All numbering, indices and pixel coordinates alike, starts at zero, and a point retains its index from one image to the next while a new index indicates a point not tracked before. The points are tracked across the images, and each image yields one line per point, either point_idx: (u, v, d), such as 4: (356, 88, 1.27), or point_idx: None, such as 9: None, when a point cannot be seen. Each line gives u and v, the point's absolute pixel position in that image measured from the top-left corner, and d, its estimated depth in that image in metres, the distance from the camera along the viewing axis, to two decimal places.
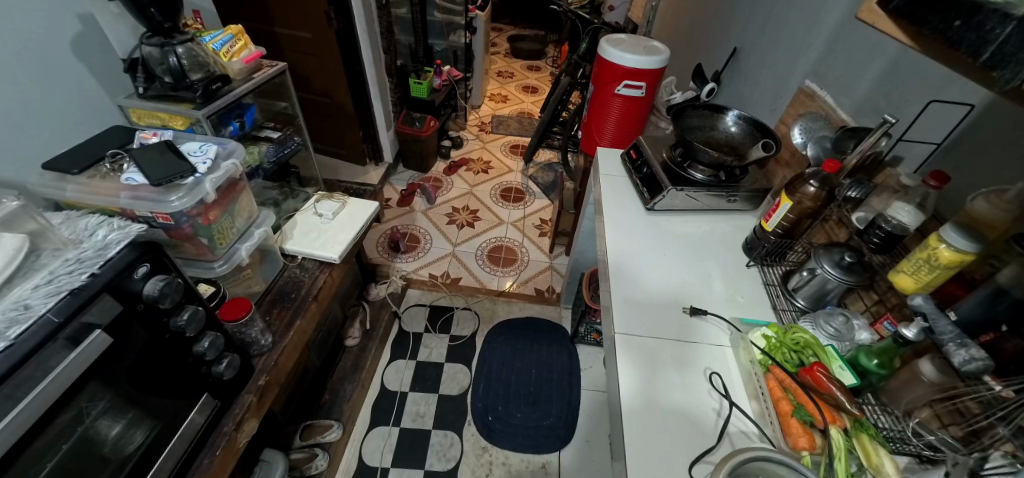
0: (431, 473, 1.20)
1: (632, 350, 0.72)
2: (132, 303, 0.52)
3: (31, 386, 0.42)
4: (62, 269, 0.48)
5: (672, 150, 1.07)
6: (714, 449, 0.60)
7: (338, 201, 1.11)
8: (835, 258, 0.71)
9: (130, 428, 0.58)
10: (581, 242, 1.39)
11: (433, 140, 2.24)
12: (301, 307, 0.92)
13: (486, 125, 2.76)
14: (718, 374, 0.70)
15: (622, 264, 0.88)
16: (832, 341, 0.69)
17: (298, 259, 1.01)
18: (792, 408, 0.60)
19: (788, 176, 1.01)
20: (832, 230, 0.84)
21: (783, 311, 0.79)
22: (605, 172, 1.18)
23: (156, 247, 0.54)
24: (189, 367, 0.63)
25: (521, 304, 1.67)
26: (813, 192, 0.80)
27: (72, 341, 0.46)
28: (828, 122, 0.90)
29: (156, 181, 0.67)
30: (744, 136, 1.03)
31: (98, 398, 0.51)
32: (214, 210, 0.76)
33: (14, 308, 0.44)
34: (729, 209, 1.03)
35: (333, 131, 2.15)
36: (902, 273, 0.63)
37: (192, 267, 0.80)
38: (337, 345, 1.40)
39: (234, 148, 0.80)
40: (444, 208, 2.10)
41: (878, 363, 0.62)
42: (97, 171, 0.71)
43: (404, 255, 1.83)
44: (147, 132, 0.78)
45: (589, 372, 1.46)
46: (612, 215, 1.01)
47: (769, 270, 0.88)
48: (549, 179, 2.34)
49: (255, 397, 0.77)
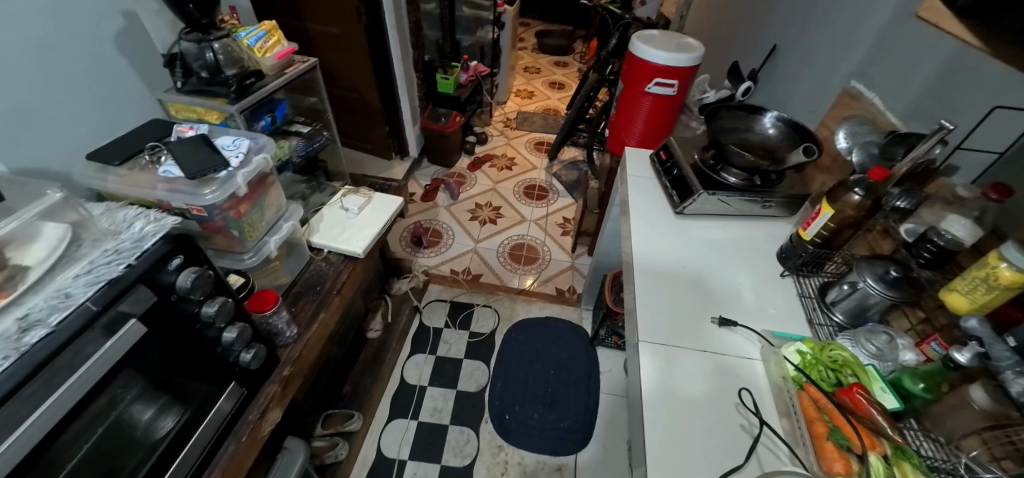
0: (446, 469, 1.21)
1: (655, 359, 0.70)
2: (165, 294, 0.54)
3: (69, 372, 0.44)
4: (100, 259, 0.50)
5: (704, 152, 1.03)
6: (741, 468, 0.57)
7: (363, 196, 1.12)
8: (878, 272, 0.67)
9: (160, 414, 0.61)
10: (605, 243, 1.36)
11: (457, 137, 2.24)
12: (325, 300, 0.94)
13: (511, 121, 2.75)
14: (748, 391, 0.66)
15: (647, 268, 0.86)
16: (873, 361, 0.65)
17: (324, 253, 1.03)
18: (827, 430, 0.57)
19: (830, 183, 0.96)
20: (875, 241, 0.80)
21: (820, 326, 0.75)
22: (632, 173, 1.14)
23: (189, 240, 0.56)
24: (217, 355, 0.65)
25: (541, 303, 1.66)
26: (856, 201, 0.74)
27: (108, 329, 0.48)
28: (875, 126, 0.84)
29: (191, 175, 0.69)
30: (782, 139, 0.97)
31: (131, 384, 0.54)
32: (245, 203, 0.78)
33: (56, 296, 0.46)
34: (763, 215, 0.98)
35: (360, 126, 2.19)
36: (955, 292, 0.59)
37: (221, 258, 0.83)
38: (359, 338, 1.42)
39: (265, 143, 0.82)
40: (467, 204, 2.10)
41: (924, 387, 0.59)
42: (137, 164, 0.74)
43: (426, 250, 1.85)
44: (182, 127, 0.81)
45: (608, 375, 1.44)
46: (638, 218, 0.99)
47: (805, 281, 0.83)
48: (572, 177, 2.30)
49: (278, 387, 0.79)
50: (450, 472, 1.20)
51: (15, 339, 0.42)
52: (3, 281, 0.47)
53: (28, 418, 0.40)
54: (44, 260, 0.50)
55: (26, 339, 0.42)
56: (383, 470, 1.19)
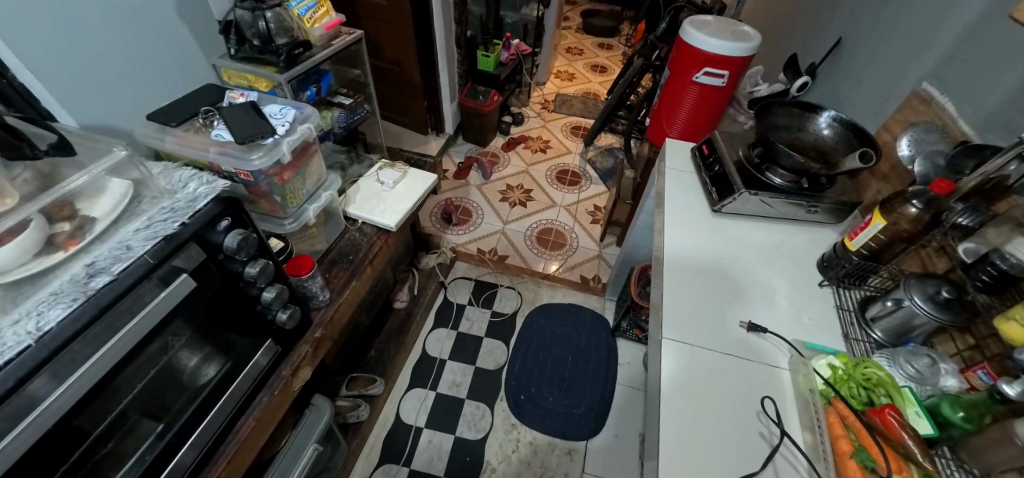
0: (460, 440, 1.26)
1: (678, 356, 0.69)
2: (213, 252, 0.58)
3: (129, 317, 0.49)
4: (158, 216, 0.54)
5: (750, 149, 0.98)
6: (756, 475, 0.57)
7: (398, 171, 1.14)
8: (929, 291, 0.63)
9: (205, 362, 0.67)
10: (635, 235, 1.33)
11: (494, 116, 2.23)
12: (357, 269, 0.98)
13: (549, 103, 2.69)
14: (771, 399, 0.65)
15: (678, 264, 0.84)
16: (910, 383, 0.62)
17: (358, 223, 1.06)
18: (852, 449, 0.55)
19: (885, 191, 0.90)
20: (929, 258, 0.74)
21: (856, 341, 0.71)
22: (671, 165, 1.11)
23: (236, 203, 0.59)
24: (257, 313, 0.70)
25: (564, 290, 1.66)
26: (913, 213, 0.70)
27: (163, 281, 0.52)
28: (945, 135, 0.78)
29: (241, 139, 0.73)
30: (837, 141, 0.91)
31: (181, 332, 0.59)
32: (288, 171, 0.82)
33: (118, 247, 0.50)
34: (807, 220, 0.93)
35: (398, 99, 2.21)
36: (1012, 321, 0.55)
37: (264, 222, 0.88)
38: (386, 307, 1.47)
39: (310, 113, 0.85)
40: (498, 185, 2.11)
41: (963, 417, 0.55)
42: (191, 126, 0.79)
43: (456, 227, 1.88)
44: (235, 93, 0.84)
45: (626, 367, 1.44)
46: (673, 212, 0.96)
47: (845, 293, 0.80)
48: (608, 164, 2.25)
49: (310, 347, 0.84)
50: (463, 443, 1.25)
51: (84, 283, 0.47)
52: (75, 229, 0.52)
53: (93, 356, 0.45)
54: (109, 213, 0.55)
55: (93, 285, 0.47)
56: (400, 433, 1.26)
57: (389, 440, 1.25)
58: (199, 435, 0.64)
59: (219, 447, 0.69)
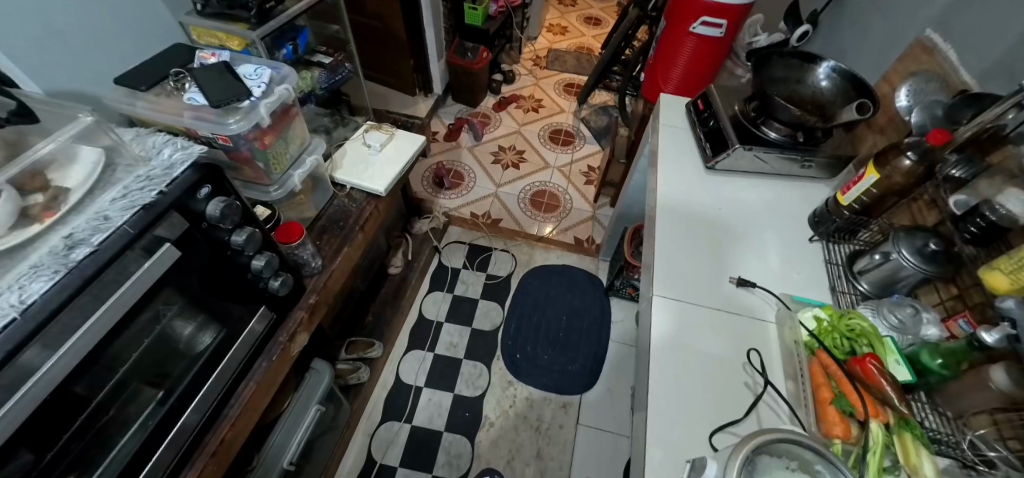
0: (459, 397, 1.31)
1: (668, 313, 0.71)
2: (196, 221, 0.57)
3: (115, 288, 0.48)
4: (134, 185, 0.52)
5: (746, 103, 0.96)
6: (740, 422, 0.59)
7: (385, 133, 1.11)
8: (917, 244, 0.63)
9: (200, 330, 0.67)
10: (629, 195, 1.32)
11: (484, 75, 2.14)
12: (348, 236, 0.97)
13: (541, 59, 2.58)
14: (757, 351, 0.67)
15: (671, 222, 0.84)
16: (892, 333, 0.64)
17: (347, 189, 1.04)
18: (833, 396, 0.57)
19: (880, 145, 0.88)
20: (919, 212, 0.74)
21: (842, 294, 0.73)
22: (665, 122, 1.08)
23: (216, 170, 0.57)
24: (248, 281, 0.69)
25: (558, 252, 1.67)
26: (907, 166, 0.70)
27: (147, 251, 0.51)
28: (945, 85, 0.76)
29: (215, 102, 0.69)
30: (835, 93, 0.89)
31: (172, 301, 0.58)
32: (269, 135, 0.79)
33: (95, 218, 0.48)
34: (801, 175, 0.92)
35: (383, 58, 2.11)
36: (996, 271, 0.56)
37: (249, 189, 0.85)
38: (381, 272, 1.48)
39: (288, 73, 0.81)
40: (490, 147, 2.06)
41: (941, 364, 0.57)
42: (163, 89, 0.74)
43: (448, 191, 1.85)
44: (205, 53, 0.79)
45: (619, 325, 1.48)
46: (666, 171, 0.94)
47: (834, 248, 0.80)
48: (602, 123, 2.20)
49: (305, 313, 0.85)
50: (463, 400, 1.30)
51: (64, 255, 0.45)
52: (49, 200, 0.50)
53: (83, 326, 0.45)
54: (83, 183, 0.53)
55: (73, 256, 0.45)
56: (400, 393, 1.30)
57: (390, 399, 1.29)
58: (201, 399, 0.66)
59: (222, 411, 0.71)
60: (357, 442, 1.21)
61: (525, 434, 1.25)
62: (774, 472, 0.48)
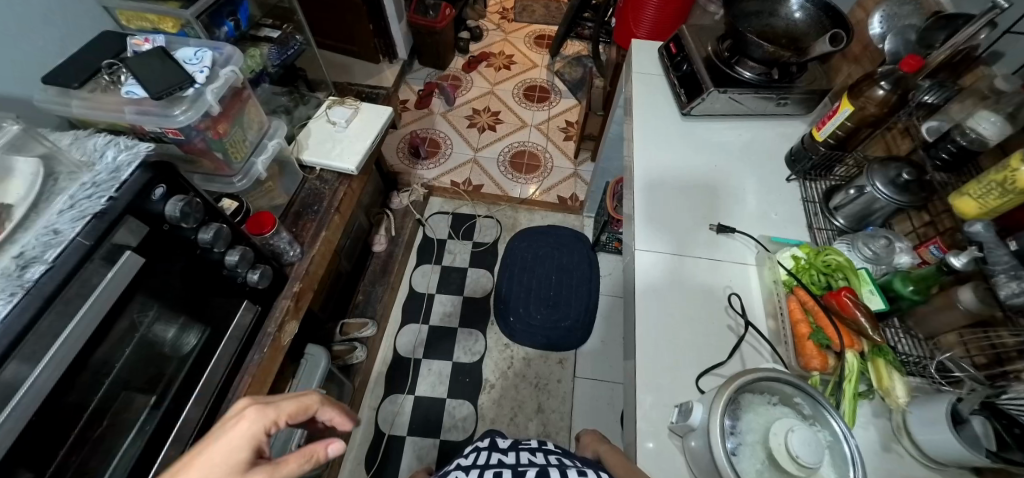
0: (458, 364, 1.34)
1: (651, 266, 0.71)
2: (156, 224, 0.54)
3: (80, 302, 0.47)
4: (80, 194, 0.48)
5: (719, 43, 0.92)
6: (725, 364, 0.62)
7: (349, 108, 1.05)
8: (890, 175, 0.64)
9: (183, 332, 0.66)
10: (608, 148, 1.30)
11: (450, 33, 2.02)
12: (324, 219, 0.94)
13: (508, 11, 2.44)
14: (738, 295, 0.69)
15: (649, 175, 0.83)
16: (867, 264, 0.66)
17: (317, 171, 1.00)
18: (810, 331, 0.59)
19: (855, 75, 0.87)
20: (894, 140, 0.74)
21: (819, 230, 0.74)
22: (639, 69, 1.04)
23: (167, 168, 0.54)
24: (224, 275, 0.68)
25: (543, 212, 1.66)
26: (880, 96, 0.69)
27: (108, 260, 0.49)
28: (918, 6, 0.74)
29: (156, 94, 0.64)
30: (809, 24, 0.86)
31: (147, 308, 0.57)
32: (222, 123, 0.74)
33: (45, 233, 0.46)
34: (776, 113, 0.91)
35: (341, 25, 1.97)
36: (966, 196, 0.57)
37: (211, 182, 0.82)
38: (366, 251, 1.46)
39: (231, 53, 0.74)
40: (464, 110, 1.98)
41: (913, 290, 0.59)
42: (97, 85, 0.68)
43: (425, 161, 1.80)
44: (137, 39, 0.72)
45: (608, 278, 1.51)
46: (643, 121, 0.92)
47: (811, 185, 0.81)
48: (577, 75, 2.12)
49: (291, 301, 0.84)
50: (462, 366, 1.34)
51: (17, 275, 0.43)
52: None
53: (54, 345, 0.44)
54: (24, 197, 0.49)
55: (28, 275, 0.43)
56: (400, 367, 1.33)
57: (392, 373, 1.32)
58: (199, 393, 0.67)
59: (222, 405, 0.72)
60: (364, 416, 1.25)
61: (526, 391, 1.30)
62: (757, 407, 0.51)
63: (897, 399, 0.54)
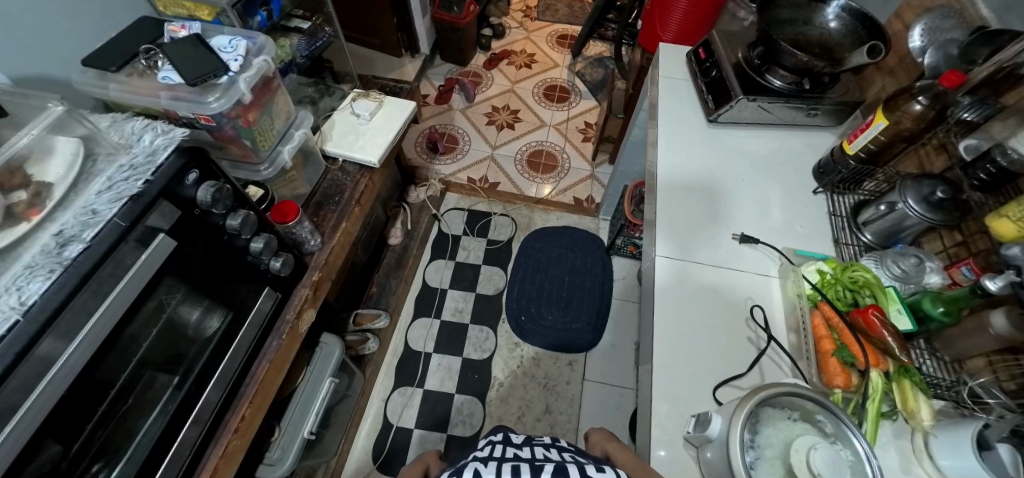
0: (468, 360, 1.35)
1: (672, 273, 0.71)
2: (188, 208, 0.55)
3: (114, 281, 0.48)
4: (118, 176, 0.50)
5: (750, 49, 0.90)
6: (744, 376, 0.61)
7: (373, 101, 1.06)
8: (924, 192, 0.62)
9: (207, 315, 0.67)
10: (628, 152, 1.29)
11: (473, 29, 2.02)
12: (345, 211, 0.95)
13: (531, 9, 2.43)
14: (760, 307, 0.68)
15: (671, 181, 0.82)
16: (894, 283, 0.64)
17: (339, 162, 1.01)
18: (834, 347, 0.58)
19: (889, 88, 0.85)
20: (927, 156, 0.73)
21: (845, 245, 0.73)
22: (665, 74, 1.03)
23: (201, 153, 0.55)
24: (248, 263, 0.70)
25: (558, 213, 1.66)
26: (917, 111, 0.67)
27: (141, 242, 0.50)
28: (960, 20, 0.72)
29: (192, 80, 0.65)
30: (844, 34, 0.84)
31: (174, 290, 0.58)
32: (252, 111, 0.75)
33: (84, 213, 0.47)
34: (806, 124, 0.89)
35: (364, 17, 1.98)
36: (1004, 218, 0.55)
37: (238, 170, 0.83)
38: (381, 244, 1.48)
39: (264, 43, 0.75)
40: (483, 107, 1.99)
41: (943, 311, 0.58)
42: (134, 69, 0.70)
43: (443, 157, 1.81)
44: (174, 26, 0.74)
45: (621, 282, 1.50)
46: (668, 127, 0.91)
47: (840, 198, 0.79)
48: (598, 76, 2.11)
49: (310, 290, 0.85)
50: (471, 363, 1.35)
51: (56, 253, 0.44)
52: (32, 198, 0.48)
53: (89, 323, 0.45)
54: (65, 176, 0.51)
55: (66, 254, 0.44)
56: (410, 360, 1.34)
57: (401, 366, 1.33)
58: (220, 375, 0.68)
59: (240, 389, 0.74)
60: (373, 407, 1.26)
61: (534, 391, 1.30)
62: (777, 422, 0.50)
63: (921, 421, 0.53)
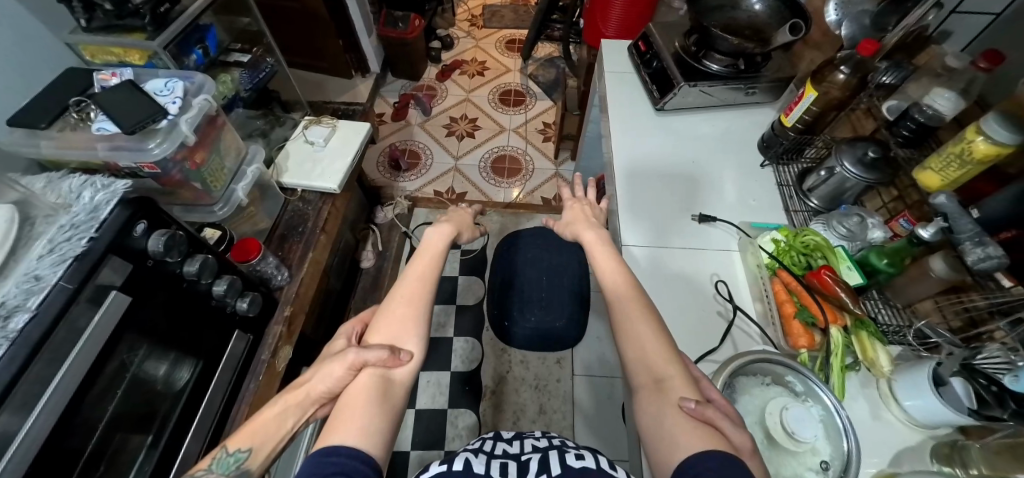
0: (457, 373, 1.34)
1: (639, 260, 0.73)
2: (140, 260, 0.53)
3: (69, 346, 0.45)
4: (59, 236, 0.47)
5: (686, 38, 0.94)
6: (718, 349, 0.63)
7: (327, 126, 1.05)
8: (857, 154, 0.67)
9: (176, 367, 0.64)
10: (587, 147, 1.32)
11: (421, 43, 2.02)
12: (311, 240, 0.94)
13: (477, 18, 2.45)
14: (724, 282, 0.71)
15: (629, 171, 0.84)
16: (843, 242, 0.68)
17: (299, 192, 0.99)
18: (795, 310, 0.62)
19: (817, 61, 0.91)
20: (858, 121, 0.78)
21: (795, 212, 0.77)
22: (612, 69, 1.06)
23: (148, 203, 0.54)
24: (213, 308, 0.68)
25: (529, 215, 1.67)
26: (841, 80, 0.73)
27: (94, 301, 0.48)
28: None
29: (130, 128, 0.63)
30: (770, 16, 0.89)
31: (136, 347, 0.56)
32: (199, 152, 0.73)
33: (25, 279, 0.44)
34: (746, 102, 0.94)
35: (309, 41, 1.95)
36: (930, 170, 0.60)
37: (192, 213, 0.81)
38: (354, 268, 1.46)
39: (203, 81, 0.73)
40: (441, 119, 1.99)
41: (888, 263, 0.63)
42: (66, 123, 0.66)
43: (407, 173, 1.80)
44: (104, 74, 0.71)
45: None
46: (619, 119, 0.94)
47: (784, 169, 0.84)
48: (551, 77, 2.15)
49: (283, 327, 0.84)
50: (460, 375, 1.34)
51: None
52: None
53: (47, 391, 0.43)
54: None
55: (12, 324, 0.41)
56: None
57: None
58: (196, 427, 0.65)
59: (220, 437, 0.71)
60: None
61: (527, 393, 1.31)
62: (751, 389, 0.53)
63: (881, 369, 0.58)
